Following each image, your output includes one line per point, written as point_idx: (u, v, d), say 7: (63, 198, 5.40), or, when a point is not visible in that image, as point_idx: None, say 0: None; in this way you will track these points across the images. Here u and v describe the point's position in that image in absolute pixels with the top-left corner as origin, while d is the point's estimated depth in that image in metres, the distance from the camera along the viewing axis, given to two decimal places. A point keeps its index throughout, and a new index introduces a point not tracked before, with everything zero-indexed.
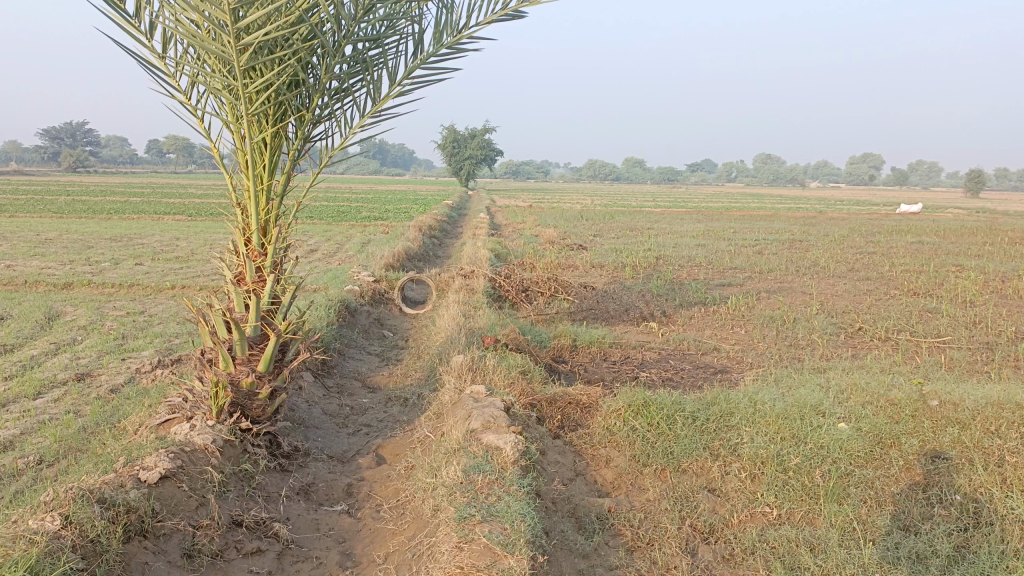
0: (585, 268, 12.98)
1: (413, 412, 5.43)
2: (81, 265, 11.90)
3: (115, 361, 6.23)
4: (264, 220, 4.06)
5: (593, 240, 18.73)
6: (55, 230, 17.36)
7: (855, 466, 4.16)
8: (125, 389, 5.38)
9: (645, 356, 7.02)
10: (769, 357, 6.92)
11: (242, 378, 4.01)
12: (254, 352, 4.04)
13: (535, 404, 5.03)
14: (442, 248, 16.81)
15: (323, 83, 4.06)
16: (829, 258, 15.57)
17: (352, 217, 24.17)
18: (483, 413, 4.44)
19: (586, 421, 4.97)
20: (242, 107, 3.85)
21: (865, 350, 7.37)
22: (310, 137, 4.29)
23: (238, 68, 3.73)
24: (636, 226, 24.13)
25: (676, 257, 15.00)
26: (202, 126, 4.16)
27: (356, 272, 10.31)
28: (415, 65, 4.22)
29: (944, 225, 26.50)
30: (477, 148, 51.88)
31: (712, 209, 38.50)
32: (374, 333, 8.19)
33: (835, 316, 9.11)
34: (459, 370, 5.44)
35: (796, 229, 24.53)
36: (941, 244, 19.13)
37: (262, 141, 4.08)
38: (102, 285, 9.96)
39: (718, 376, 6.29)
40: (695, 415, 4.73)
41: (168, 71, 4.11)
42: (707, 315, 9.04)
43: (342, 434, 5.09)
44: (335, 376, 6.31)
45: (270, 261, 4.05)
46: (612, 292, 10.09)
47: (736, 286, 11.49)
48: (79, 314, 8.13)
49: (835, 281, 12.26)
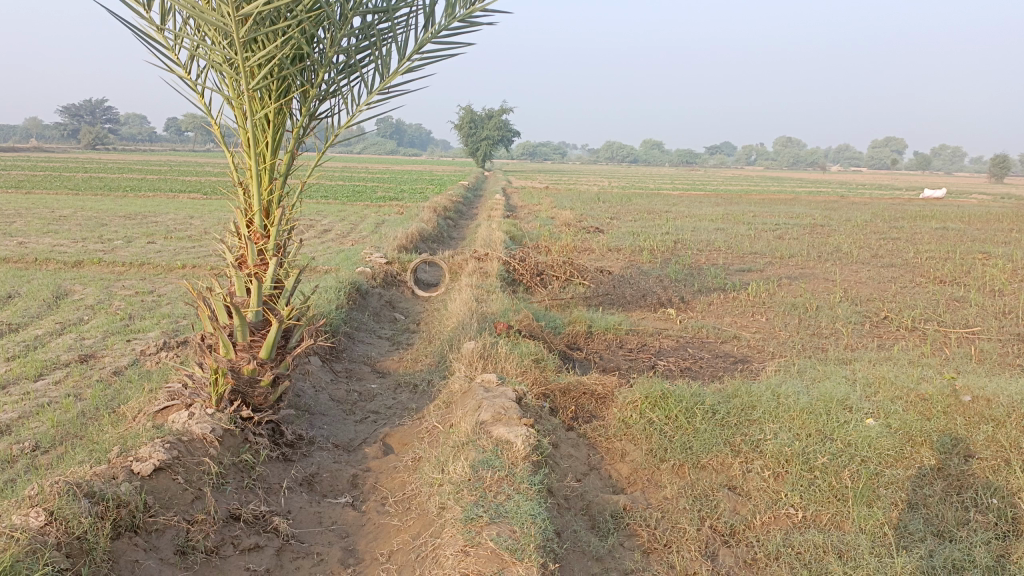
0: (602, 252, 12.73)
1: (422, 400, 5.26)
2: (93, 243, 11.82)
3: (121, 342, 6.10)
4: (266, 200, 3.88)
5: (610, 222, 18.45)
6: (69, 207, 17.31)
7: (884, 465, 3.95)
8: (127, 373, 5.25)
9: (663, 344, 6.81)
10: (791, 346, 6.69)
11: (243, 365, 3.86)
12: (255, 338, 3.88)
13: (548, 394, 4.84)
14: (457, 229, 16.63)
15: (329, 58, 3.86)
16: (851, 243, 15.20)
17: (367, 197, 23.99)
18: (494, 404, 4.26)
19: (601, 413, 4.79)
20: (242, 82, 3.66)
21: (892, 340, 7.11)
22: (316, 114, 4.09)
23: (237, 41, 3.53)
24: (654, 209, 23.78)
25: (694, 241, 14.70)
26: (203, 102, 3.98)
27: (369, 253, 10.15)
28: (426, 38, 3.99)
29: (968, 210, 25.92)
30: (493, 128, 51.44)
31: (731, 192, 37.95)
32: (385, 316, 8.03)
33: (859, 304, 8.82)
34: (470, 357, 5.25)
35: (817, 213, 24.07)
36: (966, 230, 18.66)
37: (264, 118, 3.90)
38: (112, 264, 9.86)
39: (738, 366, 6.08)
40: (715, 409, 4.53)
41: (166, 43, 3.92)
42: (727, 302, 8.80)
43: (349, 422, 4.93)
44: (344, 360, 6.16)
45: (273, 244, 3.88)
46: (629, 276, 9.87)
47: (756, 272, 11.21)
48: (88, 293, 8.02)
49: (859, 268, 11.95)
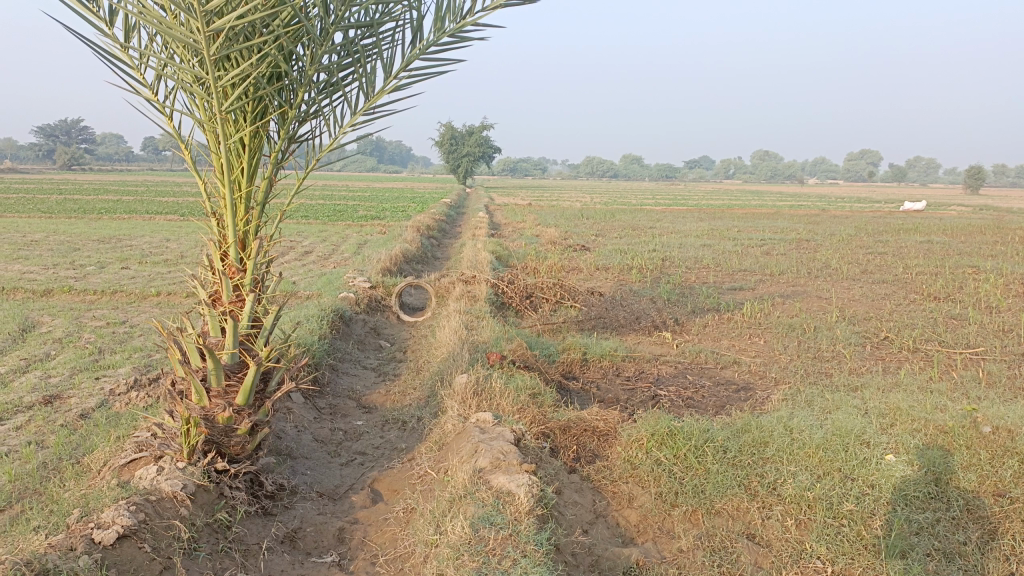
0: (590, 271, 12.49)
1: (412, 438, 4.94)
2: (65, 270, 11.39)
3: (88, 381, 5.72)
4: (242, 231, 3.57)
5: (596, 240, 18.27)
6: (41, 231, 16.82)
7: (911, 510, 3.72)
8: (95, 416, 4.88)
9: (661, 371, 6.53)
10: (794, 372, 6.45)
11: (218, 413, 3.51)
12: (231, 383, 3.54)
13: (548, 433, 4.54)
14: (441, 249, 16.33)
15: (309, 77, 3.56)
16: (839, 259, 15.09)
17: (349, 216, 23.67)
18: (491, 448, 3.96)
19: (604, 451, 4.51)
20: (214, 104, 3.36)
21: (896, 363, 6.89)
22: (295, 137, 3.78)
23: (207, 59, 3.23)
24: (640, 225, 23.62)
25: (682, 259, 14.50)
26: (171, 125, 3.66)
27: (351, 277, 9.83)
28: (413, 55, 3.71)
29: (949, 223, 26.11)
30: (475, 144, 51.30)
31: (713, 206, 37.95)
32: (370, 344, 7.71)
33: (857, 324, 8.62)
34: (463, 394, 4.94)
35: (801, 227, 24.08)
36: (951, 244, 18.65)
37: (239, 143, 3.59)
38: (83, 292, 9.45)
39: (742, 394, 5.82)
40: (726, 447, 4.25)
41: (131, 62, 3.60)
42: (723, 323, 8.56)
43: (334, 466, 4.60)
44: (328, 396, 5.81)
45: (250, 279, 3.57)
46: (621, 298, 9.60)
47: (748, 290, 11.01)
48: (56, 325, 7.61)
49: (851, 285, 11.79)
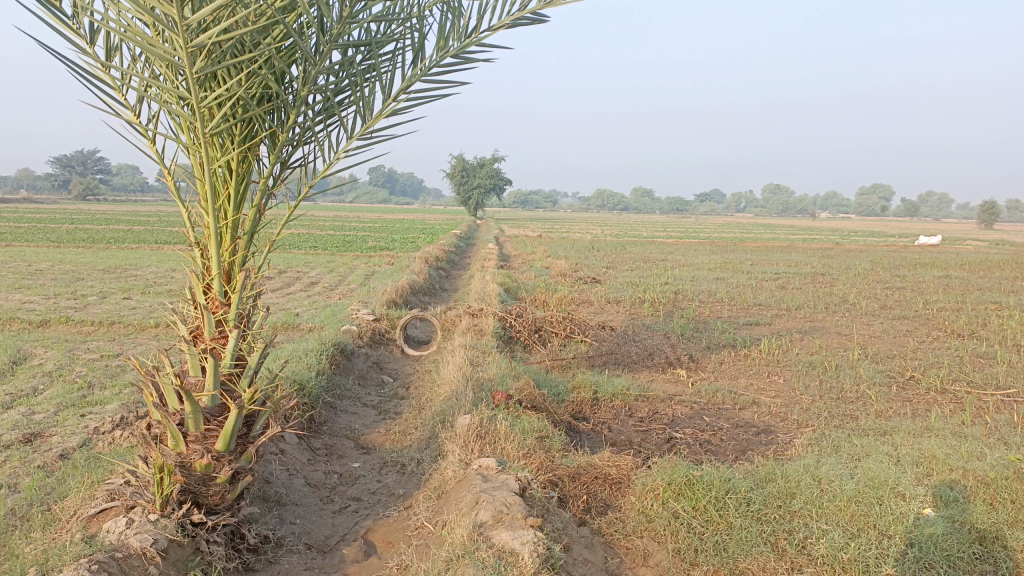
0: (600, 304, 12.21)
1: (411, 484, 4.63)
2: (66, 300, 11.20)
3: (73, 418, 5.43)
4: (227, 262, 3.31)
5: (606, 272, 18.01)
6: (47, 260, 16.70)
7: (956, 574, 3.39)
8: (74, 457, 4.59)
9: (676, 412, 6.18)
10: (816, 414, 6.11)
11: (195, 459, 3.21)
12: (211, 427, 3.24)
13: (556, 481, 4.22)
14: (449, 281, 16.08)
15: (302, 99, 3.31)
16: (857, 293, 14.72)
17: (359, 247, 23.55)
18: (494, 500, 3.64)
19: (617, 501, 4.18)
20: (198, 125, 3.11)
21: (924, 405, 6.53)
22: (286, 163, 3.53)
23: (191, 77, 2.98)
24: (651, 258, 23.39)
25: (695, 292, 14.16)
26: (154, 149, 3.41)
27: (355, 309, 9.57)
28: (413, 76, 3.47)
29: (966, 258, 25.66)
30: (486, 177, 51.41)
31: (725, 239, 37.63)
32: (371, 379, 7.42)
33: (880, 363, 8.25)
34: (465, 437, 4.62)
35: (815, 261, 23.77)
36: (969, 279, 18.30)
37: (226, 168, 3.34)
38: (80, 323, 9.23)
39: (764, 439, 5.48)
40: (750, 499, 3.92)
41: (113, 83, 3.37)
42: (739, 360, 8.22)
43: (326, 513, 4.28)
44: (324, 435, 5.50)
45: (234, 313, 3.29)
46: (633, 333, 9.28)
47: (764, 326, 10.68)
48: (48, 357, 7.37)
49: (870, 320, 11.45)
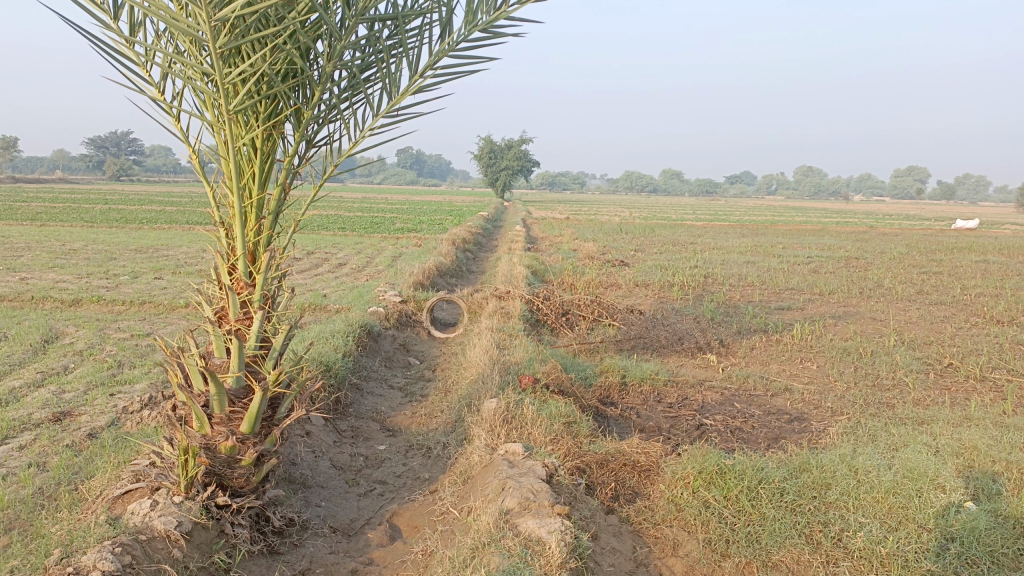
0: (628, 287, 12.07)
1: (436, 468, 4.58)
2: (98, 279, 11.33)
3: (102, 397, 5.46)
4: (252, 243, 3.26)
5: (634, 255, 17.83)
6: (81, 240, 16.93)
7: (1000, 571, 3.27)
8: (103, 436, 4.62)
9: (706, 398, 6.06)
10: (851, 401, 5.96)
11: (220, 442, 3.18)
12: (236, 410, 3.21)
13: (584, 468, 4.14)
14: (476, 263, 16.02)
15: (327, 75, 3.23)
16: (892, 278, 14.40)
17: (386, 228, 23.57)
18: (521, 486, 3.57)
19: (645, 489, 4.10)
20: (222, 102, 3.04)
21: (963, 394, 6.34)
22: (311, 141, 3.46)
23: (214, 52, 2.92)
24: (680, 241, 23.10)
25: (725, 276, 13.95)
26: (179, 127, 3.37)
27: (382, 291, 9.55)
28: (441, 51, 3.37)
29: (1006, 242, 24.99)
30: (514, 158, 51.13)
31: (754, 222, 37.13)
32: (398, 361, 7.39)
33: (916, 349, 8.04)
34: (492, 421, 4.55)
35: (847, 244, 23.32)
36: (1009, 263, 17.81)
37: (250, 146, 3.28)
38: (111, 302, 9.31)
39: (797, 427, 5.35)
40: (783, 489, 3.82)
41: (137, 59, 3.32)
42: (771, 346, 8.06)
43: (351, 496, 4.25)
44: (350, 417, 5.48)
45: (259, 295, 3.25)
46: (662, 316, 9.14)
47: (796, 310, 10.48)
48: (79, 336, 7.44)
49: (907, 306, 11.18)
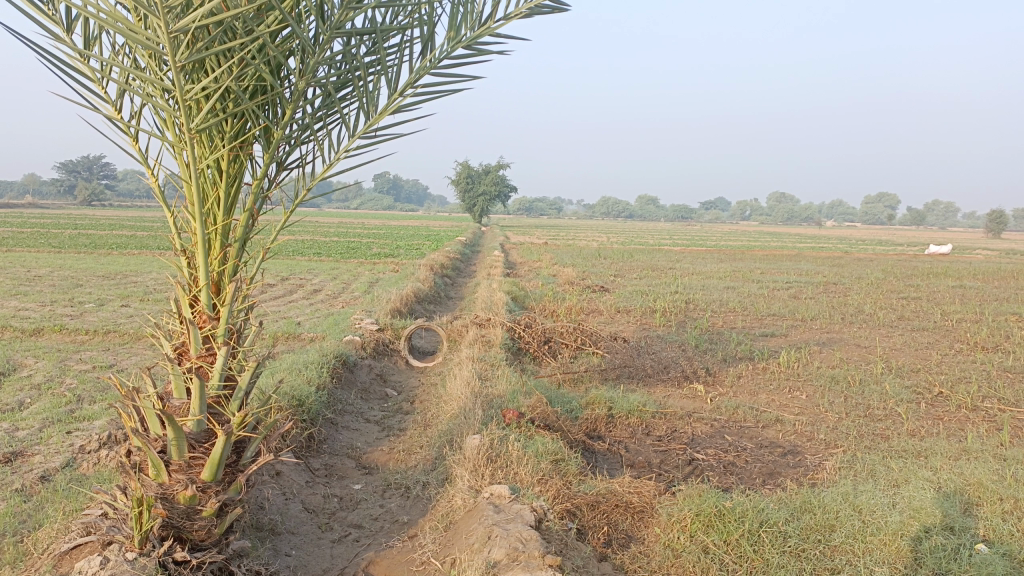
0: (610, 314, 11.89)
1: (415, 511, 4.31)
2: (63, 307, 10.92)
3: (58, 435, 5.12)
4: (216, 272, 3.00)
5: (614, 280, 17.70)
6: (47, 265, 16.45)
7: None
8: (56, 479, 4.29)
9: (696, 430, 5.85)
10: (845, 433, 5.78)
11: (178, 491, 2.90)
12: (196, 455, 2.93)
13: (574, 511, 3.89)
14: (455, 289, 15.77)
15: (299, 93, 3.00)
16: (873, 304, 14.39)
17: (363, 253, 23.26)
18: (508, 535, 3.31)
19: (639, 533, 3.86)
20: (183, 120, 2.80)
21: (957, 424, 6.19)
22: (282, 164, 3.22)
23: (174, 67, 2.68)
24: (659, 266, 23.04)
25: (707, 302, 13.82)
26: (137, 147, 3.11)
27: (358, 318, 9.27)
28: (422, 68, 3.16)
29: (980, 268, 25.23)
30: (491, 183, 51.09)
31: (731, 247, 37.34)
32: (375, 392, 7.11)
33: (905, 377, 7.90)
34: (475, 460, 4.29)
35: (824, 269, 23.43)
36: (985, 289, 17.93)
37: (216, 168, 3.03)
38: (75, 332, 8.93)
39: (792, 461, 5.15)
40: (786, 533, 3.61)
41: (92, 75, 3.07)
42: (758, 374, 7.89)
43: (324, 543, 3.96)
44: (323, 455, 5.18)
45: (224, 329, 2.99)
46: (647, 344, 8.95)
47: (780, 337, 10.35)
48: (38, 368, 7.07)
49: (890, 332, 11.11)
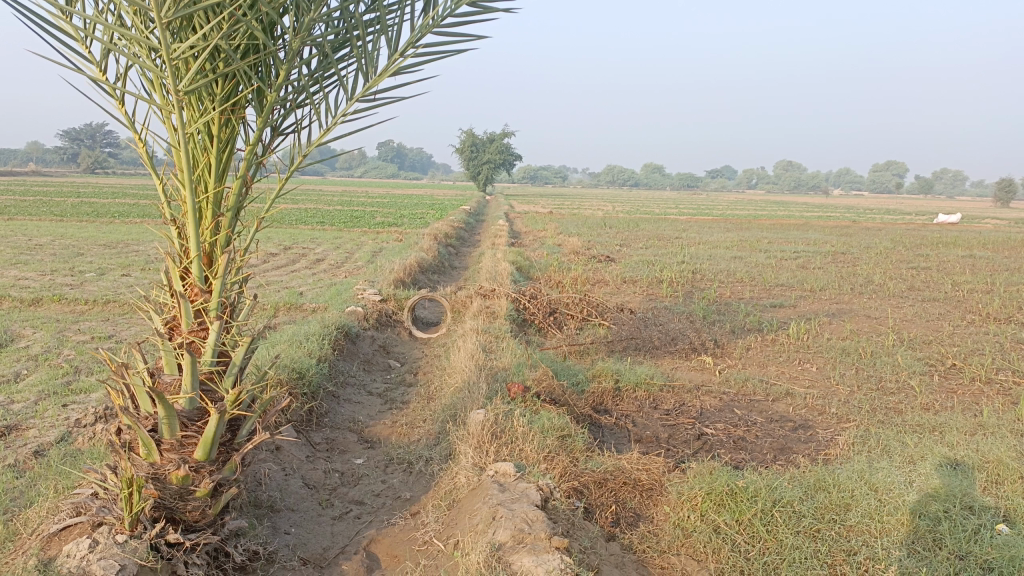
0: (616, 284, 11.73)
1: (419, 487, 4.21)
2: (62, 276, 10.78)
3: (54, 408, 5.01)
4: (208, 243, 2.85)
5: (619, 250, 17.49)
6: (48, 234, 16.30)
7: None
8: (50, 454, 4.19)
9: (704, 403, 5.72)
10: (857, 407, 5.65)
11: (169, 471, 2.79)
12: (188, 434, 2.82)
13: (581, 489, 3.78)
14: (459, 258, 15.61)
15: (294, 52, 2.82)
16: (882, 274, 14.19)
17: (365, 222, 23.05)
18: (513, 516, 3.20)
19: (648, 511, 3.75)
20: (171, 82, 2.63)
21: (971, 398, 6.05)
22: (276, 128, 3.05)
23: (160, 24, 2.49)
24: (665, 235, 22.81)
25: (714, 272, 13.64)
26: (124, 111, 2.94)
27: (360, 289, 9.13)
28: (424, 26, 2.97)
29: (989, 237, 24.91)
30: (496, 152, 50.55)
31: (737, 216, 36.98)
32: (378, 364, 7.00)
33: (917, 349, 7.74)
34: (479, 436, 4.17)
35: (832, 239, 23.17)
36: (995, 259, 17.68)
37: (206, 133, 2.87)
38: (74, 302, 8.81)
39: (804, 436, 5.02)
40: (801, 513, 3.49)
41: (74, 33, 2.89)
42: (767, 346, 7.75)
43: (325, 521, 3.86)
44: (325, 428, 5.08)
45: (216, 304, 2.85)
46: (653, 315, 8.80)
47: (789, 308, 10.19)
48: (36, 339, 6.95)
49: (900, 303, 10.92)
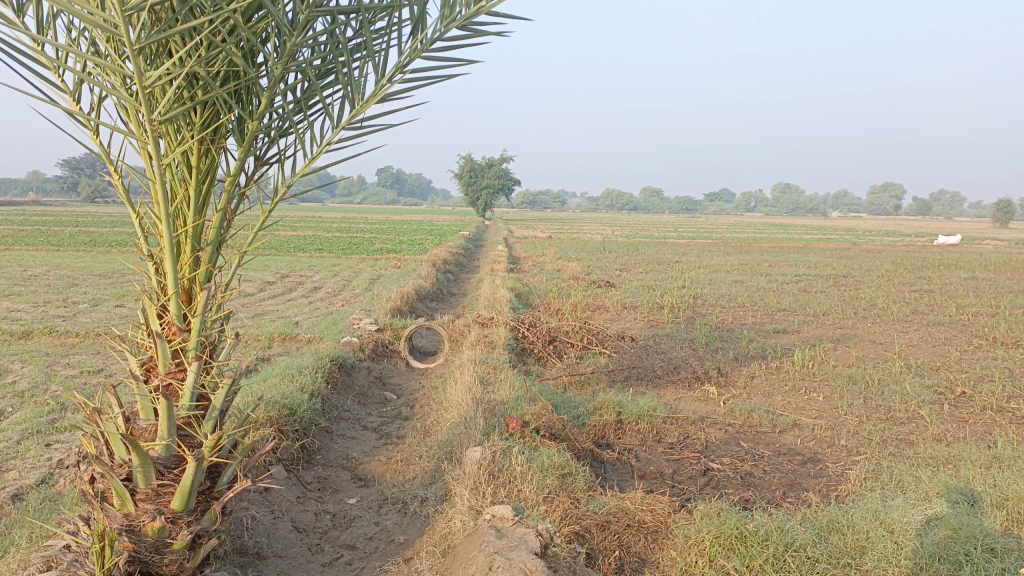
0: (616, 310, 11.58)
1: (413, 530, 4.02)
2: (55, 308, 10.64)
3: (36, 448, 4.84)
4: (186, 279, 2.71)
5: (619, 275, 17.36)
6: (44, 264, 16.20)
7: None
8: (28, 498, 4.02)
9: (709, 436, 5.55)
10: (867, 439, 5.48)
11: (145, 523, 2.63)
12: (165, 483, 2.65)
13: (583, 533, 3.61)
14: (458, 285, 15.49)
15: (276, 79, 2.70)
16: (885, 297, 14.05)
17: (364, 249, 22.95)
18: (510, 565, 3.02)
19: (653, 555, 3.58)
20: (145, 111, 2.50)
21: (984, 428, 5.87)
22: (260, 158, 2.93)
23: (132, 51, 2.37)
24: (665, 260, 22.72)
25: (715, 297, 13.50)
26: (99, 142, 2.81)
27: (357, 318, 8.99)
28: (413, 49, 2.86)
29: (990, 258, 24.77)
30: (495, 177, 50.66)
31: (736, 240, 36.94)
32: (374, 396, 6.82)
33: (925, 376, 7.57)
34: (476, 477, 4.00)
35: (834, 261, 23.06)
36: (997, 281, 17.55)
37: (185, 164, 2.73)
38: (65, 335, 8.65)
39: (813, 471, 4.85)
40: (814, 558, 3.31)
41: (48, 62, 2.77)
42: (772, 374, 7.58)
43: (313, 568, 3.67)
44: (316, 466, 4.90)
45: (196, 343, 2.70)
46: (655, 343, 8.65)
47: (792, 333, 10.03)
48: (23, 374, 6.80)
49: (905, 327, 10.76)
